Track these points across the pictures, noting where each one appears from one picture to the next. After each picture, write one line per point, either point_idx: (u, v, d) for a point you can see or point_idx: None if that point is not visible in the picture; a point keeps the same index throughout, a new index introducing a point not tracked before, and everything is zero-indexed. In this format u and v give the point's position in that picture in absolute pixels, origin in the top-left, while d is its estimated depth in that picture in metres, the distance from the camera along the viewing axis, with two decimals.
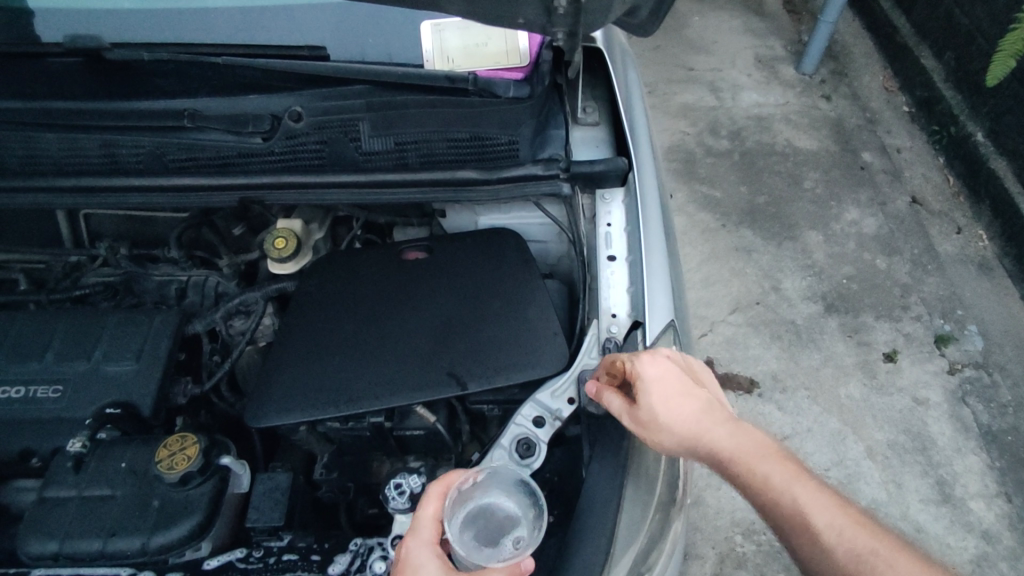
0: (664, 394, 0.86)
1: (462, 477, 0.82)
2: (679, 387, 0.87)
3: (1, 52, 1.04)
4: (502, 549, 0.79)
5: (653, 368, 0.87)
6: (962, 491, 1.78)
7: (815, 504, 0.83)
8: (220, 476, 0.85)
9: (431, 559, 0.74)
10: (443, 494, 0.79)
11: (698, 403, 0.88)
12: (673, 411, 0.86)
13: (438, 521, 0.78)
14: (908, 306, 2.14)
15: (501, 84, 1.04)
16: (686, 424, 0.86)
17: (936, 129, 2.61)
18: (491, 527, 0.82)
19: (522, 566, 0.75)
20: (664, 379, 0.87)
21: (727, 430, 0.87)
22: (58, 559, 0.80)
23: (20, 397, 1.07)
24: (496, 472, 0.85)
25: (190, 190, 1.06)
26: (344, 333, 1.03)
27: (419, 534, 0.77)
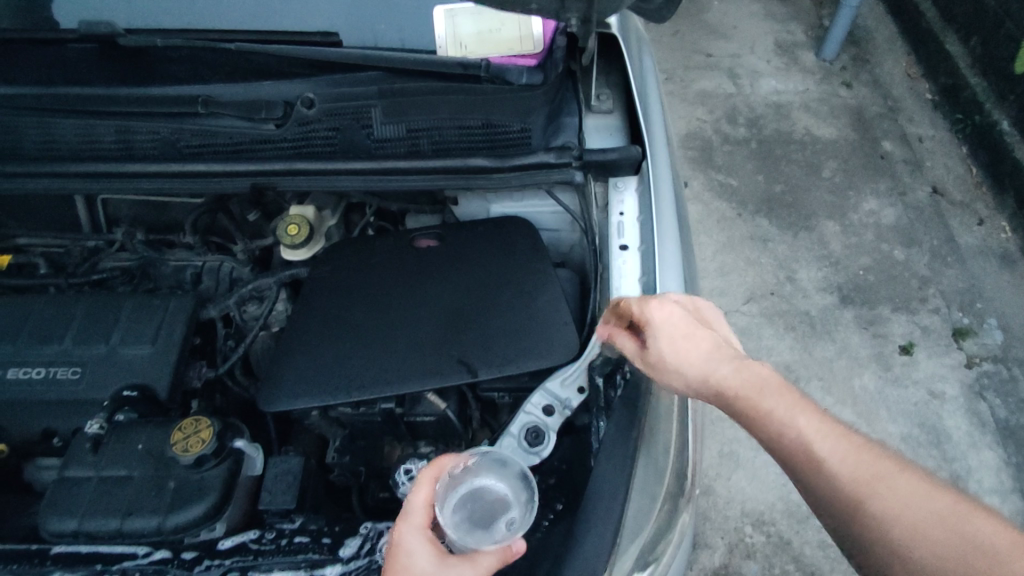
0: (671, 336, 0.82)
1: (452, 462, 0.82)
2: (685, 330, 0.83)
3: (17, 39, 1.05)
4: (495, 531, 0.80)
5: (660, 312, 0.84)
6: (977, 486, 1.76)
7: (821, 437, 0.75)
8: (234, 458, 0.86)
9: (422, 544, 0.74)
10: (433, 478, 0.79)
11: (707, 341, 0.82)
12: (679, 353, 0.82)
13: (430, 505, 0.77)
14: (925, 298, 2.11)
15: (513, 71, 1.05)
16: (691, 365, 0.81)
17: (960, 118, 2.55)
18: (484, 510, 0.83)
19: (513, 550, 0.75)
20: (671, 322, 0.83)
21: (734, 368, 0.80)
22: (78, 537, 0.81)
23: (41, 377, 1.09)
24: (486, 456, 0.87)
25: (203, 177, 1.06)
26: (355, 318, 1.04)
27: (411, 518, 0.76)
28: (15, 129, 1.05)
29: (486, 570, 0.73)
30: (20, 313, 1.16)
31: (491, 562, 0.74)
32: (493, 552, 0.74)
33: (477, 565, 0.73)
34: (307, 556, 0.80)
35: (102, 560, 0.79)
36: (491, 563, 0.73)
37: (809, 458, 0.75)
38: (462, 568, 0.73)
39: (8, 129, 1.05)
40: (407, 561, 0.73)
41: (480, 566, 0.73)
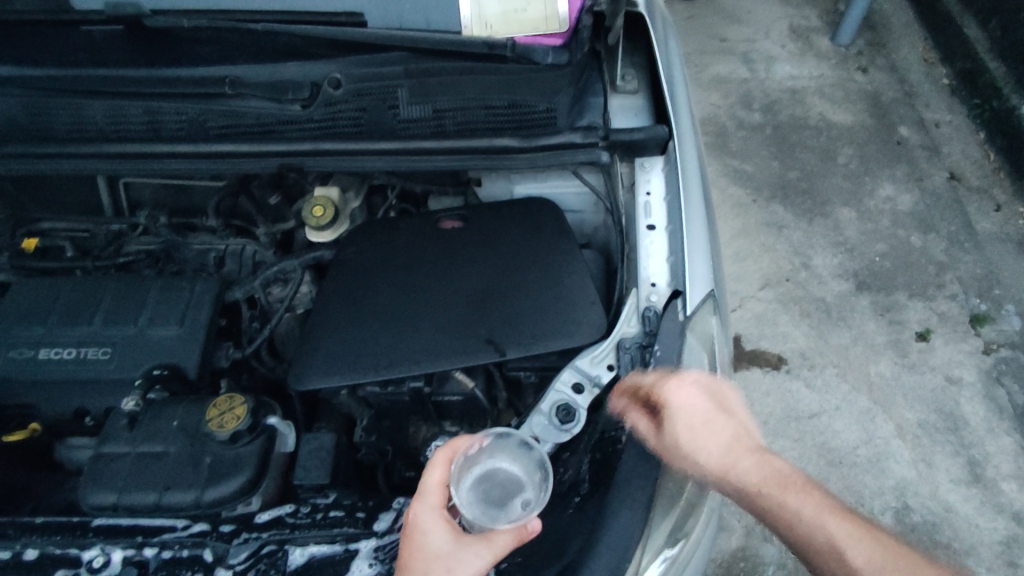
0: (690, 420, 0.85)
1: (467, 443, 0.82)
2: (704, 415, 0.86)
3: (34, 20, 1.03)
4: (510, 511, 0.80)
5: (680, 395, 0.85)
6: (994, 471, 1.75)
7: (850, 540, 0.83)
8: (267, 435, 0.88)
9: (439, 524, 0.75)
10: (449, 460, 0.79)
11: (724, 430, 0.86)
12: (697, 439, 0.85)
13: (446, 486, 0.77)
14: (942, 284, 2.10)
15: (539, 51, 1.01)
16: (710, 453, 0.85)
17: (978, 102, 2.52)
18: (498, 490, 0.83)
19: (529, 529, 0.76)
20: (691, 407, 0.85)
21: (755, 462, 0.86)
22: (118, 510, 0.84)
23: (71, 358, 1.10)
24: (500, 436, 0.85)
25: (228, 156, 1.07)
26: (381, 299, 1.05)
27: (426, 498, 0.76)
28: (46, 110, 1.06)
29: (500, 548, 0.75)
30: (50, 295, 1.18)
31: (508, 541, 0.75)
32: (509, 531, 0.75)
33: (493, 544, 0.74)
34: (343, 530, 0.82)
35: (143, 533, 0.81)
36: (507, 541, 0.75)
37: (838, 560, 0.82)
38: (478, 547, 0.74)
39: (38, 111, 1.06)
40: (423, 540, 0.74)
41: (495, 545, 0.75)
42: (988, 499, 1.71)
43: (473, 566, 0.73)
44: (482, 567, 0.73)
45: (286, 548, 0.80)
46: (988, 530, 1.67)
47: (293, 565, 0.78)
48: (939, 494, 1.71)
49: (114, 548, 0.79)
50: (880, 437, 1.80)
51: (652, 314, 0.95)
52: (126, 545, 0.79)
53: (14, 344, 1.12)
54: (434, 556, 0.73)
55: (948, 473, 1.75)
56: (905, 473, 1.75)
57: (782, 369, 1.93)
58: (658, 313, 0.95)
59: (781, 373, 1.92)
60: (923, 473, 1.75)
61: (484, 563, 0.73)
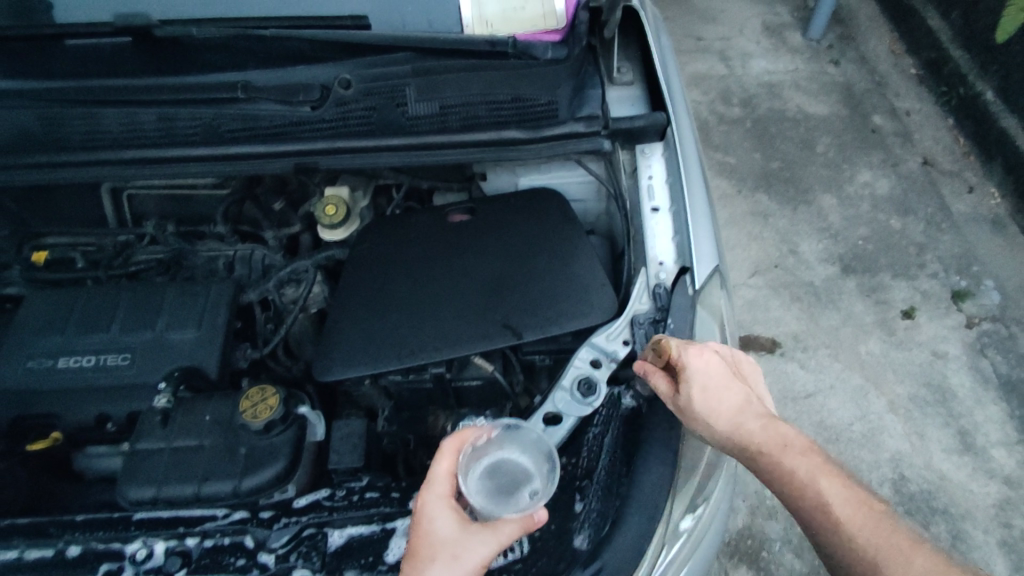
0: (709, 389, 0.86)
1: (474, 433, 0.84)
2: (722, 383, 0.87)
3: (21, 37, 1.07)
4: (517, 501, 0.81)
5: (699, 361, 0.87)
6: (984, 439, 1.83)
7: (843, 500, 0.82)
8: (299, 424, 0.91)
9: (446, 511, 0.76)
10: (456, 450, 0.81)
11: (737, 398, 0.87)
12: (712, 407, 0.86)
13: (453, 475, 0.80)
14: (923, 264, 2.18)
15: (539, 47, 1.07)
16: (723, 417, 0.86)
17: (945, 90, 2.63)
18: (507, 480, 0.84)
19: (535, 518, 0.76)
20: (712, 374, 0.87)
21: (759, 424, 0.87)
22: (157, 504, 0.85)
23: (91, 364, 1.12)
24: (509, 428, 0.87)
25: (248, 159, 1.10)
26: (398, 290, 1.08)
27: (434, 486, 0.79)
28: (62, 119, 1.08)
29: (506, 537, 0.75)
30: (65, 305, 1.19)
31: (513, 530, 0.75)
32: (514, 520, 0.76)
33: (498, 532, 0.75)
34: (379, 510, 0.85)
35: (186, 523, 0.84)
36: (512, 531, 0.75)
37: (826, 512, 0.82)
38: (484, 535, 0.75)
39: (53, 122, 1.08)
40: (431, 526, 0.76)
41: (501, 534, 0.75)
42: (980, 466, 1.78)
43: (478, 555, 0.73)
44: (487, 555, 0.73)
45: (325, 530, 0.82)
46: (981, 495, 1.73)
47: (333, 546, 0.81)
48: (933, 464, 1.78)
49: (156, 540, 0.81)
50: (874, 413, 1.87)
51: (662, 290, 1.00)
52: (168, 536, 0.82)
53: (31, 355, 1.13)
54: (440, 542, 0.74)
55: (940, 443, 1.81)
56: (900, 445, 1.81)
57: (776, 352, 1.99)
58: (668, 290, 1.00)
59: (775, 355, 1.98)
60: (917, 445, 1.81)
61: (489, 551, 0.74)
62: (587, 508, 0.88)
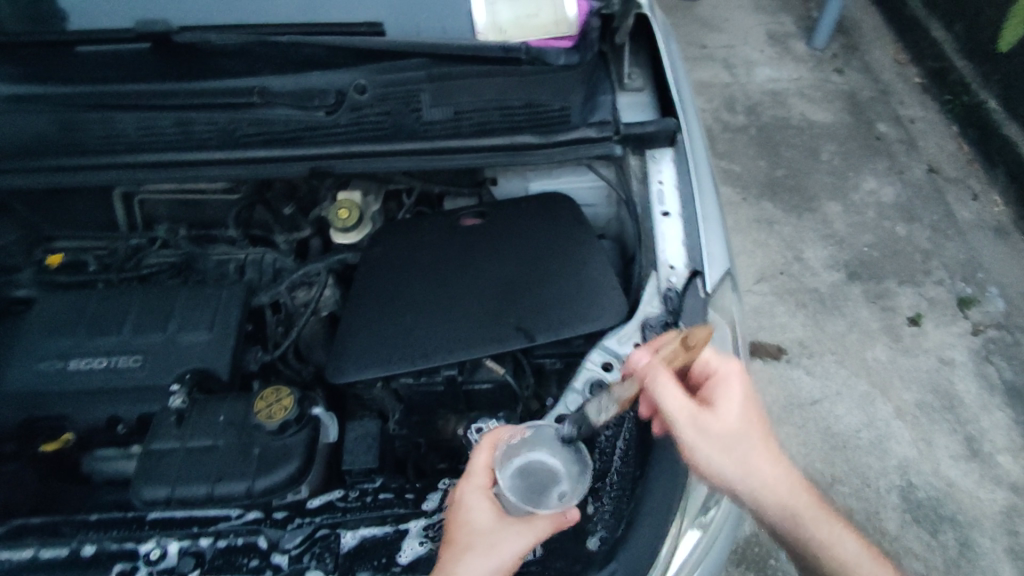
0: (732, 410, 0.84)
1: (509, 432, 0.84)
2: (742, 406, 0.85)
3: (38, 43, 1.09)
4: (549, 500, 0.79)
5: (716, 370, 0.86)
6: (992, 447, 1.82)
7: (821, 528, 0.89)
8: (313, 425, 0.90)
9: (483, 503, 0.80)
10: (492, 447, 0.83)
11: (753, 427, 0.85)
12: (731, 430, 0.83)
13: (490, 470, 0.82)
14: (929, 270, 2.18)
15: (552, 54, 1.08)
16: (741, 444, 0.83)
17: (949, 98, 2.65)
18: (539, 480, 0.81)
19: (566, 516, 0.79)
20: (733, 397, 0.84)
21: (772, 462, 0.86)
22: (169, 504, 0.85)
23: (103, 366, 1.13)
24: (545, 429, 0.84)
25: (262, 163, 1.11)
26: (412, 293, 1.08)
27: (473, 480, 0.82)
28: (79, 124, 1.09)
29: (540, 533, 0.78)
30: (77, 307, 1.20)
31: (547, 526, 0.78)
32: (547, 516, 0.79)
33: (533, 527, 0.78)
34: (393, 511, 0.85)
35: (200, 522, 0.84)
36: (546, 527, 0.78)
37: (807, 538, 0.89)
38: (520, 528, 0.78)
39: (71, 125, 1.10)
40: (469, 517, 0.79)
41: (536, 528, 0.78)
42: (987, 474, 1.77)
43: (514, 546, 0.77)
44: (522, 549, 0.76)
45: (338, 531, 0.83)
46: (989, 503, 1.73)
47: (346, 547, 0.81)
48: (941, 471, 1.77)
49: (169, 540, 0.82)
50: (881, 419, 1.86)
51: (673, 294, 0.99)
52: (182, 536, 0.83)
53: (44, 357, 1.14)
54: (478, 532, 0.78)
55: (948, 450, 1.81)
56: (907, 452, 1.80)
57: (782, 358, 1.99)
58: (679, 293, 0.99)
59: (781, 361, 1.98)
60: (925, 451, 1.81)
61: (524, 544, 0.77)
62: (599, 510, 0.89)
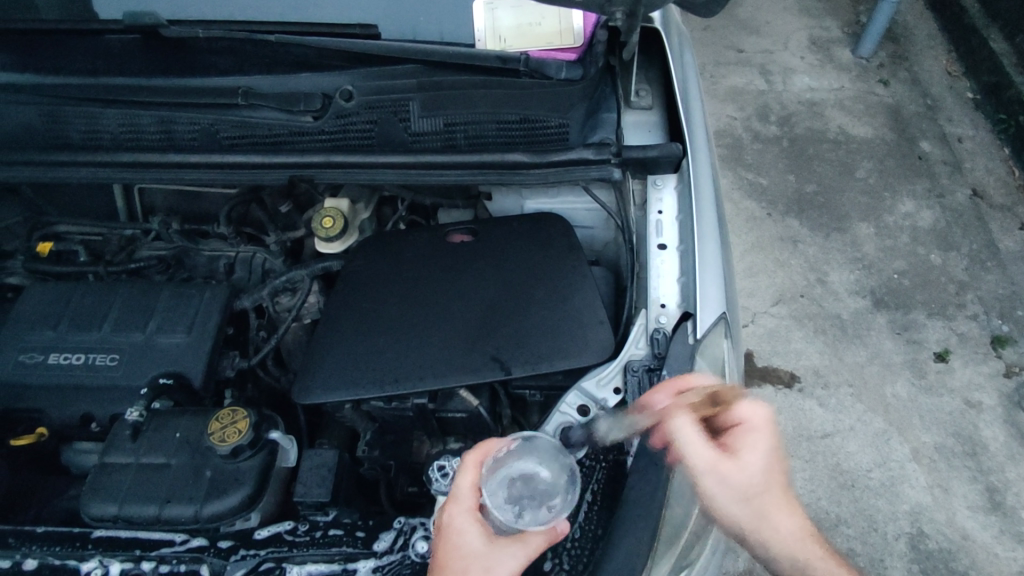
0: (740, 458, 0.79)
1: (497, 445, 0.82)
2: (765, 456, 0.80)
3: (35, 30, 1.05)
4: (537, 514, 0.78)
5: (751, 420, 0.81)
6: (1015, 499, 1.70)
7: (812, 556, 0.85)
8: (269, 449, 0.92)
9: (473, 525, 0.74)
10: (479, 463, 0.79)
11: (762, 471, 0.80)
12: (738, 474, 0.79)
13: (478, 489, 0.77)
14: (963, 304, 2.04)
15: (552, 66, 1.01)
16: (744, 486, 0.79)
17: (1003, 118, 2.48)
18: (527, 493, 0.81)
19: (559, 530, 0.76)
20: (750, 443, 0.80)
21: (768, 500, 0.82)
22: (117, 521, 0.88)
23: (80, 363, 1.11)
24: (528, 440, 0.85)
25: (242, 169, 1.08)
26: (389, 312, 1.04)
27: (460, 500, 0.76)
28: (63, 118, 1.07)
29: (535, 549, 0.74)
30: (62, 298, 1.18)
31: (541, 541, 0.74)
32: (540, 531, 0.75)
33: (527, 545, 0.74)
34: (342, 550, 0.84)
35: (141, 546, 0.86)
36: (541, 543, 0.74)
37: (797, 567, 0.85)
38: (513, 548, 0.73)
39: (54, 119, 1.08)
40: (459, 541, 0.74)
41: (529, 546, 0.74)
42: (1008, 528, 1.65)
43: (510, 567, 0.72)
44: (517, 569, 0.72)
45: (284, 566, 0.83)
46: (1007, 560, 1.61)
47: None
48: (956, 521, 1.66)
49: (112, 561, 0.84)
50: (896, 460, 1.75)
51: (661, 336, 0.94)
52: (123, 558, 0.84)
53: (24, 349, 1.13)
54: (470, 556, 0.72)
55: (965, 499, 1.69)
56: (920, 498, 1.69)
57: (795, 387, 1.88)
58: (667, 336, 0.94)
59: (793, 391, 1.87)
60: (940, 498, 1.69)
61: (519, 564, 0.73)
62: (558, 567, 0.82)
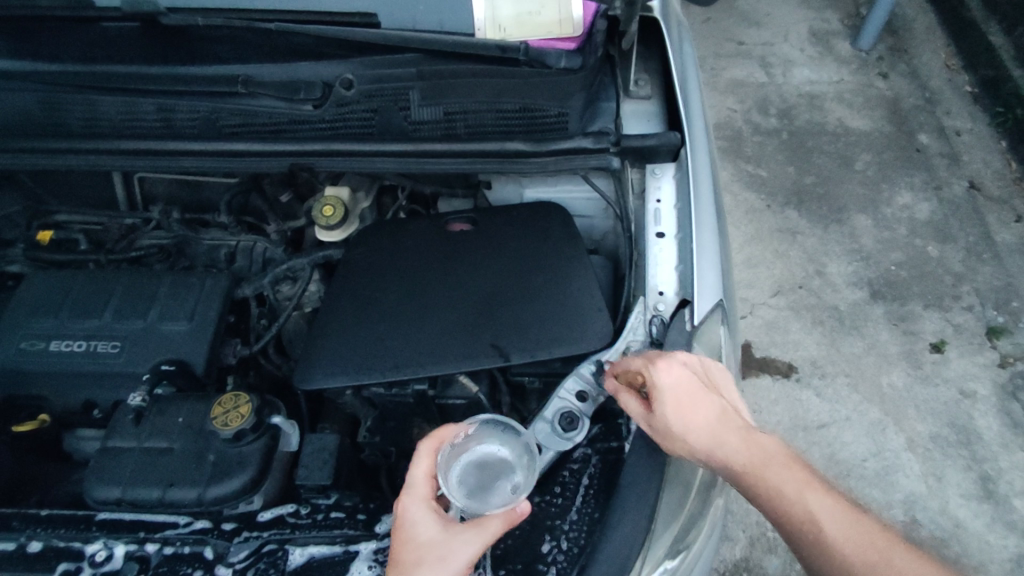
0: (682, 405, 0.83)
1: (452, 432, 0.84)
2: (688, 399, 0.84)
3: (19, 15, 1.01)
4: (500, 497, 0.80)
5: (669, 376, 0.84)
6: (1007, 488, 1.72)
7: (832, 516, 0.81)
8: (270, 434, 0.94)
9: (426, 515, 0.76)
10: (435, 450, 0.81)
11: (713, 410, 0.84)
12: (692, 425, 0.83)
13: (432, 477, 0.80)
14: (959, 295, 2.06)
15: (551, 55, 1.01)
16: (699, 431, 0.83)
17: (1001, 111, 2.49)
18: (488, 476, 0.83)
19: (517, 512, 0.75)
20: (682, 390, 0.84)
21: (739, 441, 0.84)
22: (121, 504, 0.90)
23: (82, 350, 1.12)
24: (486, 422, 0.86)
25: (243, 155, 1.09)
26: (387, 300, 1.05)
27: (414, 491, 0.78)
28: (62, 105, 1.07)
29: (491, 535, 0.74)
30: (63, 286, 1.19)
31: (497, 526, 0.74)
32: (497, 515, 0.74)
33: (483, 530, 0.74)
34: (343, 532, 0.86)
35: (146, 528, 0.87)
36: (497, 527, 0.74)
37: (820, 536, 0.80)
38: (469, 534, 0.74)
39: (55, 107, 1.08)
40: (412, 531, 0.75)
41: (486, 532, 0.74)
42: (1001, 516, 1.67)
43: (464, 554, 0.73)
44: (473, 555, 0.72)
45: (287, 547, 0.83)
46: (999, 547, 1.63)
47: (292, 564, 0.81)
48: (949, 509, 1.68)
49: (117, 542, 0.84)
50: (891, 450, 1.77)
51: (658, 323, 0.95)
52: (128, 540, 0.85)
53: (26, 335, 1.14)
54: (423, 546, 0.74)
55: (959, 488, 1.71)
56: (915, 486, 1.71)
57: (792, 377, 1.89)
58: (665, 322, 0.95)
59: (790, 381, 1.89)
60: (934, 487, 1.71)
61: (474, 550, 0.73)
62: (555, 549, 0.83)
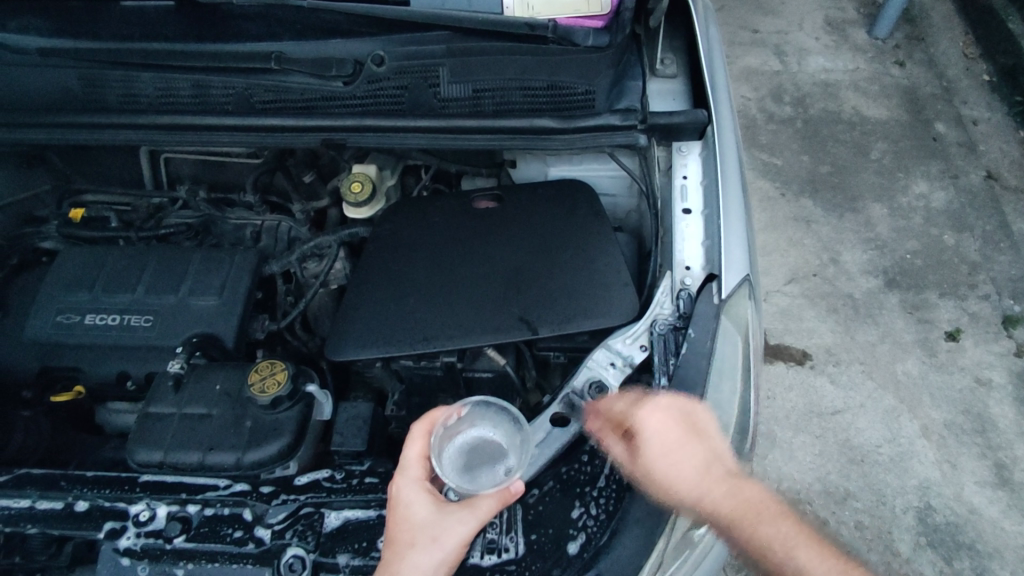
0: (664, 450, 0.82)
1: (445, 414, 0.84)
2: (671, 447, 0.82)
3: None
4: (493, 477, 0.81)
5: (653, 422, 0.84)
6: (1022, 475, 1.72)
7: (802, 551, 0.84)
8: (305, 402, 0.96)
9: (421, 495, 0.78)
10: (426, 433, 0.82)
11: (698, 462, 0.83)
12: (675, 468, 0.82)
13: (425, 458, 0.81)
14: (975, 284, 2.05)
15: (580, 33, 1.02)
16: (684, 478, 0.82)
17: (1019, 100, 2.47)
18: (480, 457, 0.84)
19: (510, 491, 0.77)
20: (665, 437, 0.82)
21: (722, 490, 0.82)
22: (162, 467, 0.93)
23: (115, 323, 1.14)
24: (477, 403, 0.86)
25: (278, 131, 1.11)
26: (417, 276, 1.06)
27: (407, 472, 0.80)
28: (100, 80, 1.10)
29: (484, 514, 0.77)
30: (96, 260, 1.21)
31: (491, 505, 0.77)
32: (491, 495, 0.77)
33: (476, 510, 0.77)
34: (377, 496, 0.88)
35: (187, 489, 0.90)
36: (489, 507, 0.76)
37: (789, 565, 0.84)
38: (462, 514, 0.76)
39: (92, 82, 1.10)
40: (406, 512, 0.77)
41: (478, 511, 0.77)
42: (1015, 502, 1.68)
43: (458, 534, 0.75)
44: (467, 535, 0.75)
45: (322, 510, 0.86)
46: (1013, 534, 1.63)
47: (329, 527, 0.85)
48: (964, 496, 1.68)
49: (159, 503, 0.88)
50: (905, 436, 1.77)
51: (686, 297, 0.96)
52: (171, 501, 0.88)
53: (59, 309, 1.16)
54: (417, 526, 0.75)
55: (974, 475, 1.72)
56: (929, 473, 1.72)
57: (806, 364, 1.90)
58: (692, 296, 0.96)
59: (805, 367, 1.89)
60: (948, 474, 1.72)
61: (468, 530, 0.75)
62: (585, 514, 0.86)
